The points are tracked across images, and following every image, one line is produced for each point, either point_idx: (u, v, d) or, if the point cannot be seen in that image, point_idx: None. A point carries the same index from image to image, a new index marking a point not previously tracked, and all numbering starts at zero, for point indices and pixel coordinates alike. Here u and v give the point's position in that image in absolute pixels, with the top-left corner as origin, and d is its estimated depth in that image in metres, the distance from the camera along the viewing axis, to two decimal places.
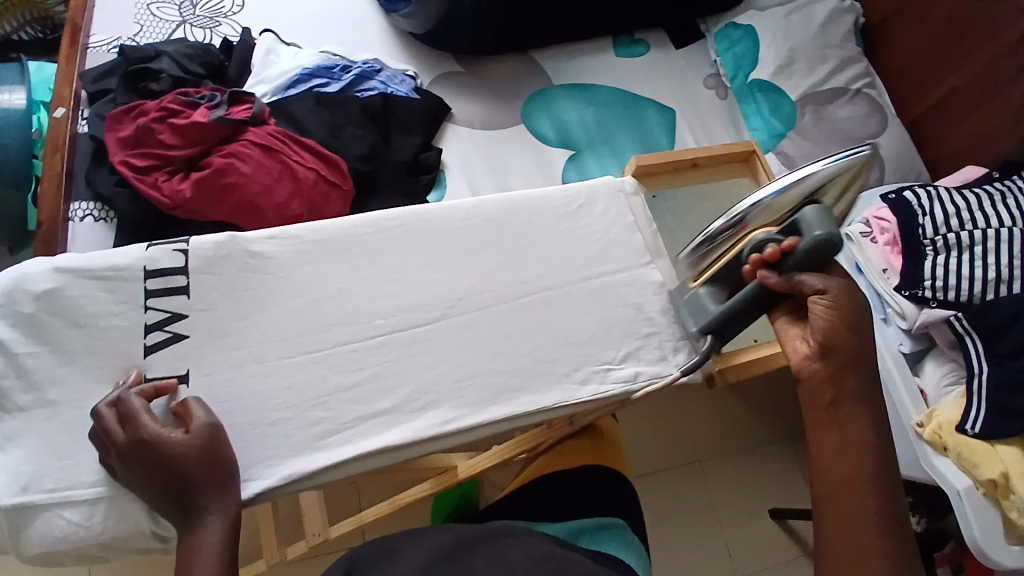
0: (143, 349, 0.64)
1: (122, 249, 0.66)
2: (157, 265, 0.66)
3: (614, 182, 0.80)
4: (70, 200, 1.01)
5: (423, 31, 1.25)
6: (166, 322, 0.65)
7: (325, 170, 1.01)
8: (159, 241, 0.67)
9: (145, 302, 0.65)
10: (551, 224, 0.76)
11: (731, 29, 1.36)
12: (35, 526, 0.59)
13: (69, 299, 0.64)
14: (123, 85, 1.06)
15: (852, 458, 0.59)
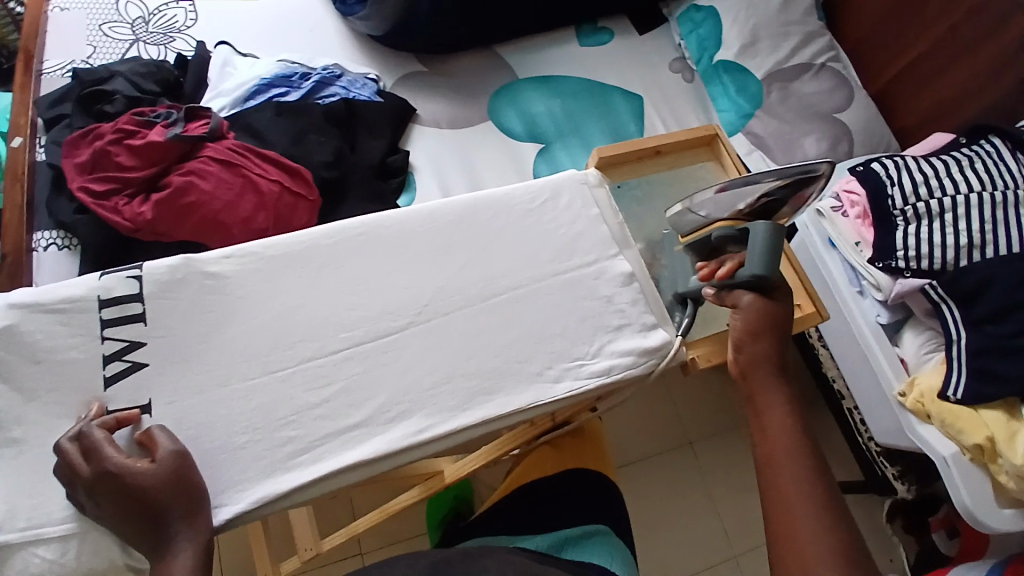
0: (103, 380, 0.62)
1: (80, 279, 0.65)
2: (111, 293, 0.64)
3: (578, 174, 0.80)
4: (32, 230, 0.98)
5: (381, 33, 1.23)
6: (124, 351, 0.63)
7: (289, 181, 0.99)
8: (112, 269, 0.65)
9: (101, 332, 0.63)
10: (516, 222, 0.76)
11: (693, 10, 1.35)
12: (12, 567, 0.57)
13: (23, 335, 0.62)
14: (78, 109, 1.03)
15: (781, 445, 0.61)
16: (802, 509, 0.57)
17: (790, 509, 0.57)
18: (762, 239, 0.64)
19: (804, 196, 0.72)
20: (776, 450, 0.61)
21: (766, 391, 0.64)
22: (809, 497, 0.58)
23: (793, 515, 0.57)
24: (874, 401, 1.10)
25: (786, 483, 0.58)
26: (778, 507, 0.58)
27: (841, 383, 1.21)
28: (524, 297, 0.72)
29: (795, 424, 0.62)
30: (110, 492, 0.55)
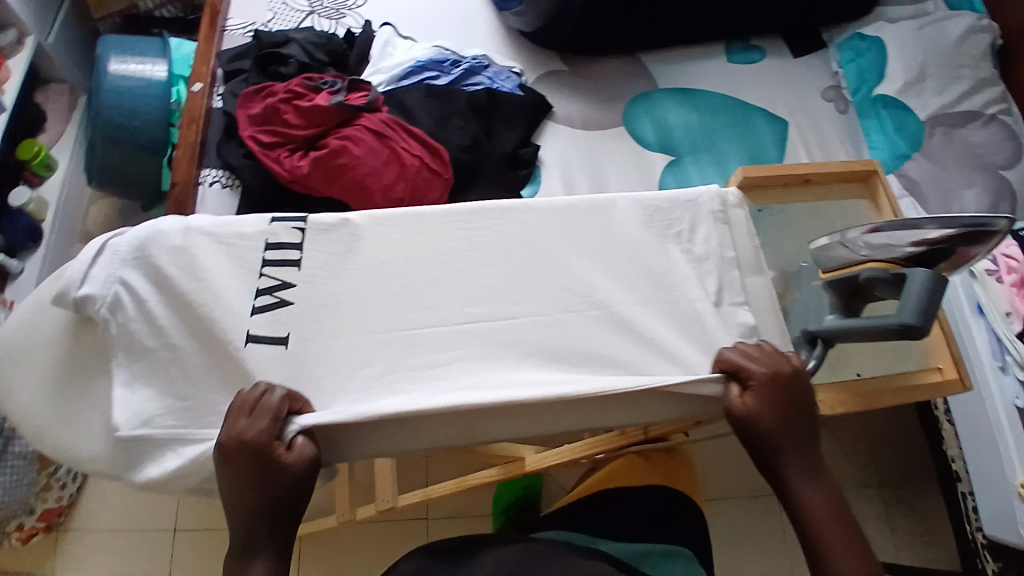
0: (251, 309, 0.70)
1: (250, 221, 0.74)
2: (276, 238, 0.73)
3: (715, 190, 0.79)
4: (202, 166, 1.09)
5: (531, 29, 1.26)
6: (275, 288, 0.71)
7: (428, 158, 1.05)
8: (281, 218, 0.75)
9: (262, 268, 0.72)
10: (640, 224, 0.77)
11: (855, 39, 1.29)
12: (154, 458, 0.65)
13: (196, 256, 0.71)
14: (256, 67, 1.15)
15: (795, 468, 0.60)
16: (829, 525, 0.56)
17: (829, 534, 0.56)
18: (919, 290, 0.62)
19: (970, 253, 0.68)
20: (792, 471, 0.59)
21: (765, 413, 0.61)
22: (839, 519, 0.57)
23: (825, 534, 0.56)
24: (992, 489, 0.99)
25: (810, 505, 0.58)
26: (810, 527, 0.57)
27: (960, 465, 1.09)
28: (642, 299, 0.73)
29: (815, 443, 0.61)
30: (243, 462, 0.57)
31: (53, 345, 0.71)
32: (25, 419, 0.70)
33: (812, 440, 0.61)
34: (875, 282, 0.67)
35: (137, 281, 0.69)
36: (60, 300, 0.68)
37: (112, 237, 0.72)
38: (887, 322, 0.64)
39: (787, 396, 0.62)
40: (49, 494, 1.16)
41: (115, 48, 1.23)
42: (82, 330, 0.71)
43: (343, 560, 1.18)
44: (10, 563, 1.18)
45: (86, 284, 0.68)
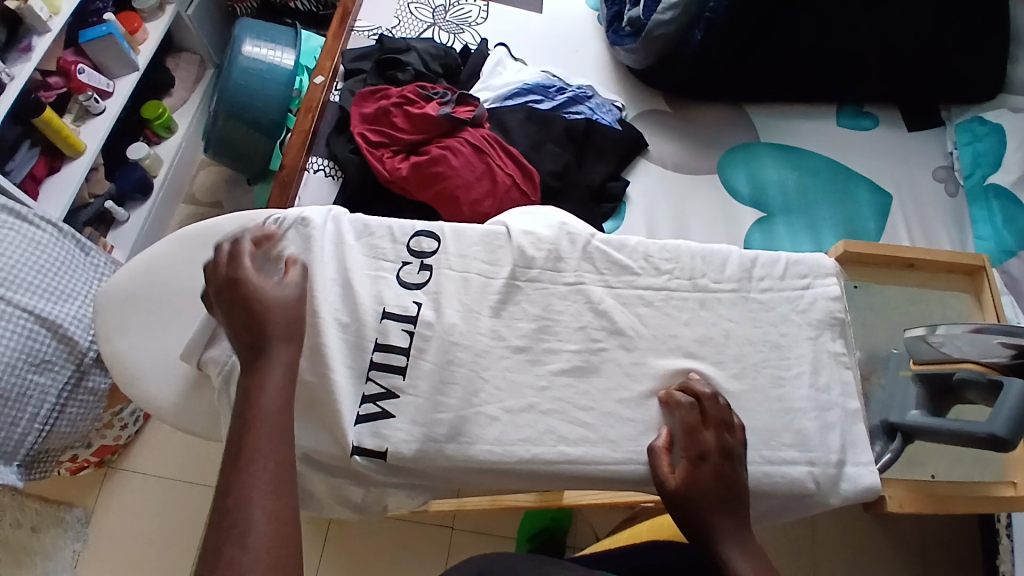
0: (355, 417, 0.63)
1: (364, 301, 0.66)
2: (385, 339, 0.65)
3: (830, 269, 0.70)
4: (310, 155, 1.16)
5: (640, 66, 1.28)
6: (379, 397, 0.64)
7: (520, 179, 1.08)
8: (392, 314, 0.66)
9: (368, 372, 0.64)
10: (765, 309, 0.68)
11: (976, 122, 1.24)
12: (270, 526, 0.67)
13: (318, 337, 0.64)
14: (375, 70, 1.22)
15: (724, 530, 0.55)
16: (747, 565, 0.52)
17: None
18: (1015, 403, 0.59)
19: None
20: (717, 522, 0.55)
21: (697, 467, 0.58)
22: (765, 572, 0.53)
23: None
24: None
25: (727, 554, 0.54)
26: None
27: None
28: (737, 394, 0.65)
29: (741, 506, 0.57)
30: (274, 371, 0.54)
31: (163, 302, 0.74)
32: (119, 357, 0.73)
33: (734, 495, 0.57)
34: (967, 383, 0.65)
35: None
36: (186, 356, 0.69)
37: None
38: (972, 430, 0.61)
39: (716, 450, 0.59)
40: (108, 433, 1.23)
41: (252, 32, 1.34)
42: (191, 302, 0.74)
43: (367, 548, 1.22)
44: (53, 488, 1.28)
45: (210, 347, 0.68)
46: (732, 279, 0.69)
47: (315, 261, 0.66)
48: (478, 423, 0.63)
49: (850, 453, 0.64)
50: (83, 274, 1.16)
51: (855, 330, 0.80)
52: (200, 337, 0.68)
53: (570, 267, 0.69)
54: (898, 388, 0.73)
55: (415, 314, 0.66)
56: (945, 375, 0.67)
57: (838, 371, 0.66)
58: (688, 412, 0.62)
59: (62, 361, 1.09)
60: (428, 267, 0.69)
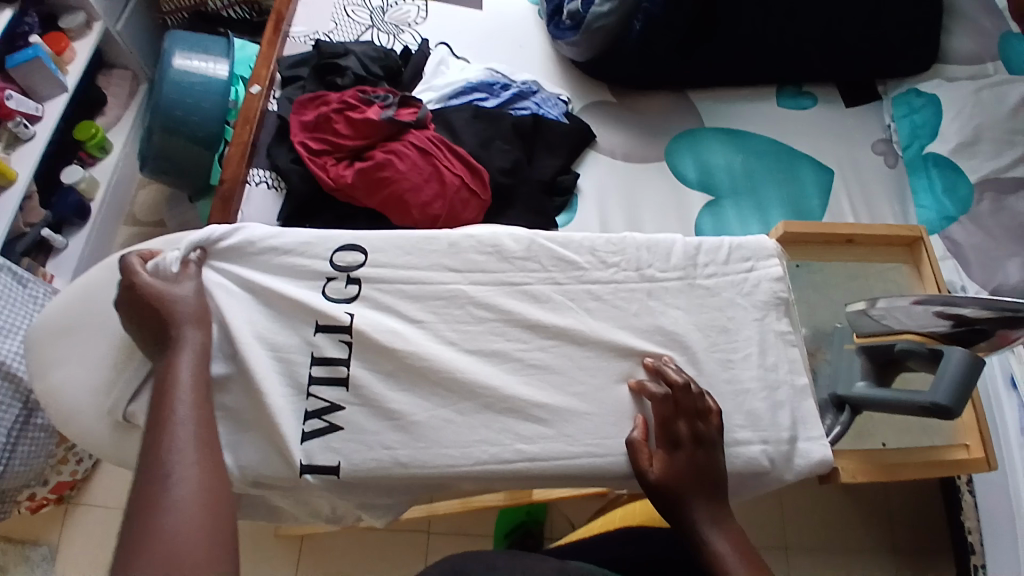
0: (302, 435, 0.62)
1: (297, 316, 0.65)
2: (322, 352, 0.64)
3: (770, 249, 0.71)
4: (251, 167, 1.13)
5: (583, 59, 1.28)
6: (325, 411, 0.62)
7: (468, 178, 1.07)
8: (326, 326, 0.64)
9: (309, 387, 0.63)
10: (712, 294, 0.68)
11: (912, 95, 1.28)
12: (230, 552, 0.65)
13: (254, 361, 0.62)
14: (314, 76, 1.19)
15: (704, 515, 0.57)
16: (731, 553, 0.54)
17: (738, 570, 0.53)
18: (958, 370, 0.61)
19: (1013, 336, 0.66)
20: (699, 514, 0.57)
21: (672, 459, 0.60)
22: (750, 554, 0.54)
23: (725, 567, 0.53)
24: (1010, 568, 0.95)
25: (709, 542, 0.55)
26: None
27: (976, 538, 1.04)
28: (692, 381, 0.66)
29: (719, 490, 0.59)
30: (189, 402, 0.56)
31: (93, 336, 0.70)
32: (54, 396, 0.69)
33: (712, 481, 0.59)
34: (911, 353, 0.66)
35: None
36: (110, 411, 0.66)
37: None
38: (921, 401, 0.62)
39: (695, 437, 0.60)
40: (64, 468, 1.17)
41: (183, 43, 1.29)
42: (119, 336, 0.69)
43: (344, 561, 1.19)
44: (17, 527, 1.22)
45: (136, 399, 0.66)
46: (677, 267, 0.69)
47: (233, 284, 0.65)
48: (434, 431, 0.62)
49: (802, 429, 0.65)
50: (22, 308, 1.11)
51: (800, 307, 0.82)
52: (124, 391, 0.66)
53: (517, 265, 0.68)
54: (845, 361, 0.75)
55: (350, 324, 0.64)
56: (891, 347, 0.68)
57: (785, 351, 0.68)
58: (664, 398, 0.62)
59: (9, 399, 1.05)
60: (356, 279, 0.67)
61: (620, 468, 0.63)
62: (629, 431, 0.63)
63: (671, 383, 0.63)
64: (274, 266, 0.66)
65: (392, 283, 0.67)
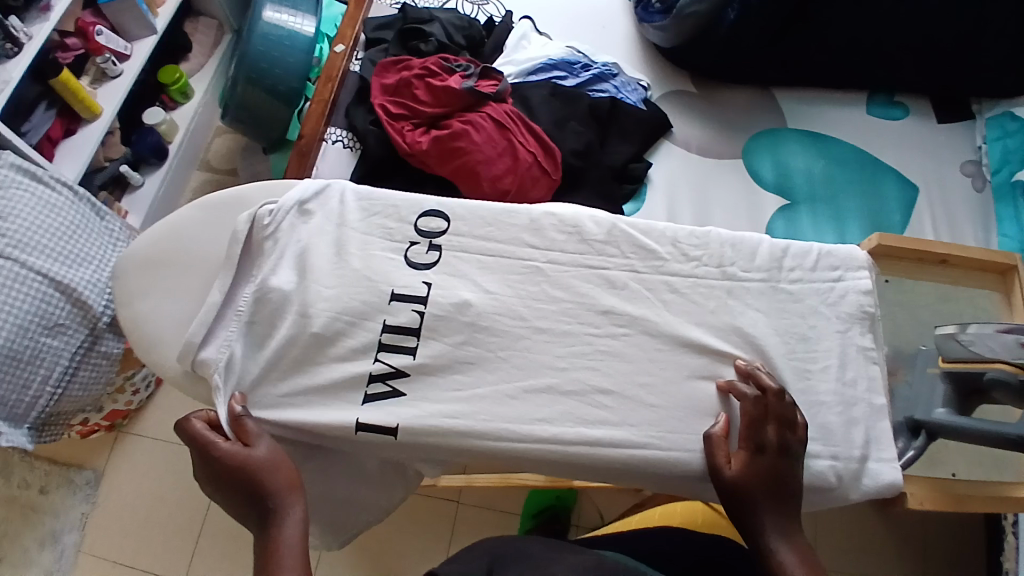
0: (363, 397, 0.63)
1: (377, 275, 0.66)
2: (394, 319, 0.64)
3: (859, 266, 0.68)
4: (329, 125, 1.15)
5: (668, 45, 1.25)
6: (389, 374, 0.63)
7: (541, 157, 1.06)
8: (400, 294, 0.65)
9: (377, 351, 0.64)
10: (794, 301, 0.66)
11: (1007, 118, 1.20)
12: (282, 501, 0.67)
13: (329, 317, 0.63)
14: (398, 40, 1.20)
15: (773, 526, 0.57)
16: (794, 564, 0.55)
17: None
18: None
19: None
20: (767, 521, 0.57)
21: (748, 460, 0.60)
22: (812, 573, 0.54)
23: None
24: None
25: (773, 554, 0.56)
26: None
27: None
28: None
29: (782, 496, 0.59)
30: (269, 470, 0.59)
31: (183, 271, 0.72)
32: (138, 322, 0.72)
33: (788, 492, 0.58)
34: (1000, 382, 0.64)
35: (264, 340, 0.64)
36: (181, 357, 0.65)
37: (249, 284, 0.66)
38: None
39: (779, 445, 0.59)
40: (119, 397, 1.23)
41: None
42: (207, 282, 0.72)
43: (375, 519, 1.23)
44: (65, 451, 1.30)
45: (206, 345, 0.65)
46: (761, 268, 0.67)
47: (314, 242, 0.66)
48: (496, 403, 0.63)
49: (873, 449, 0.63)
50: (99, 240, 1.16)
51: (883, 325, 0.79)
52: (195, 336, 0.65)
53: (595, 248, 0.68)
54: (925, 385, 0.72)
55: (425, 295, 0.65)
56: (978, 374, 0.66)
57: (864, 367, 0.65)
58: (755, 399, 0.61)
59: (76, 325, 1.09)
60: (437, 246, 0.67)
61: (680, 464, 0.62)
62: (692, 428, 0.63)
63: (761, 386, 0.61)
64: (359, 228, 0.67)
65: (470, 252, 0.67)
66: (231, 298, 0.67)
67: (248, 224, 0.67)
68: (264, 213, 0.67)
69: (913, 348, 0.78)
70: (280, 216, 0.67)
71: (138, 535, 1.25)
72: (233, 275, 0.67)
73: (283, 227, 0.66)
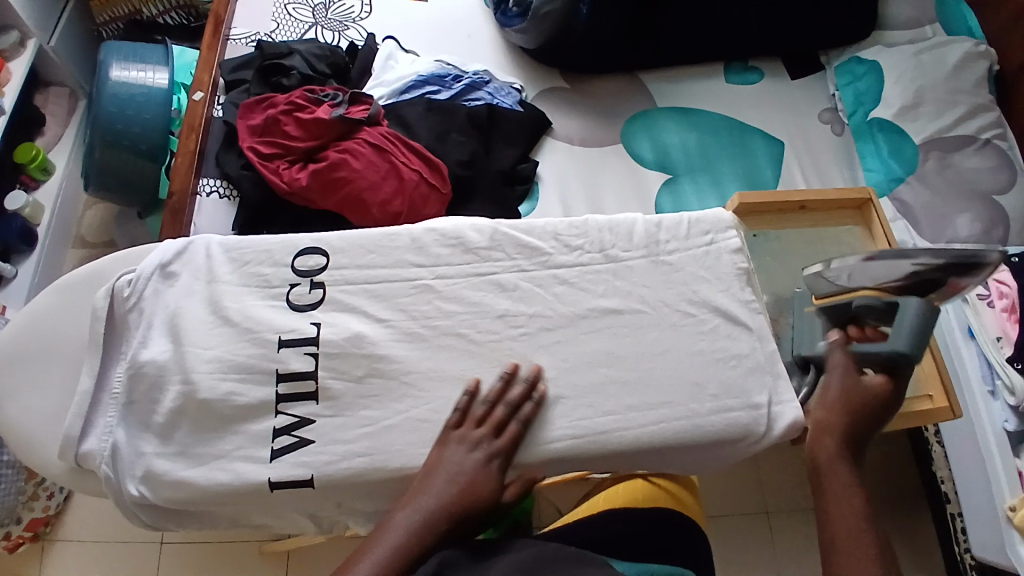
0: (270, 452, 0.59)
1: (259, 326, 0.62)
2: (287, 367, 0.61)
3: (725, 224, 0.71)
4: (200, 177, 1.09)
5: (533, 46, 1.28)
6: (293, 426, 0.60)
7: (427, 174, 1.06)
8: (290, 339, 0.62)
9: (276, 404, 0.60)
10: (675, 271, 0.69)
11: (853, 63, 1.31)
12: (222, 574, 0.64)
13: (213, 379, 0.60)
14: (258, 78, 1.16)
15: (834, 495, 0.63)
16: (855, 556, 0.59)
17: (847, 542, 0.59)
18: (912, 319, 0.65)
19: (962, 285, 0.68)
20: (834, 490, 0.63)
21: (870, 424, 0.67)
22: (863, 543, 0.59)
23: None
24: (978, 502, 1.01)
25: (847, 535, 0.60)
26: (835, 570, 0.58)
27: (949, 487, 1.10)
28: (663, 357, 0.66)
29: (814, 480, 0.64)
30: (471, 475, 0.58)
31: (48, 363, 0.66)
32: (12, 430, 0.65)
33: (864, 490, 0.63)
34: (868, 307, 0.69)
35: (144, 419, 0.60)
36: (61, 454, 0.60)
37: (124, 359, 0.61)
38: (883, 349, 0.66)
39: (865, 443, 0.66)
40: (35, 504, 1.14)
41: (117, 53, 1.23)
42: (76, 368, 0.66)
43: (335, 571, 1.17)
44: None
45: (87, 437, 0.61)
46: (640, 246, 0.70)
47: (183, 306, 0.62)
48: (408, 430, 0.61)
49: (774, 394, 0.67)
50: None
51: (760, 277, 0.84)
52: (71, 429, 0.60)
53: (481, 256, 0.68)
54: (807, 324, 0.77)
55: (315, 335, 0.63)
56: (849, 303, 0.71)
57: (755, 318, 0.68)
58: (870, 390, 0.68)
59: None
60: (320, 284, 0.65)
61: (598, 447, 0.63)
62: (604, 412, 0.64)
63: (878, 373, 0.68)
64: (232, 280, 0.64)
65: (355, 282, 0.65)
66: (103, 381, 0.62)
67: (108, 299, 0.62)
68: (123, 285, 0.63)
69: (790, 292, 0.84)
70: (141, 283, 0.62)
71: None
72: (102, 356, 0.62)
73: (145, 295, 0.62)
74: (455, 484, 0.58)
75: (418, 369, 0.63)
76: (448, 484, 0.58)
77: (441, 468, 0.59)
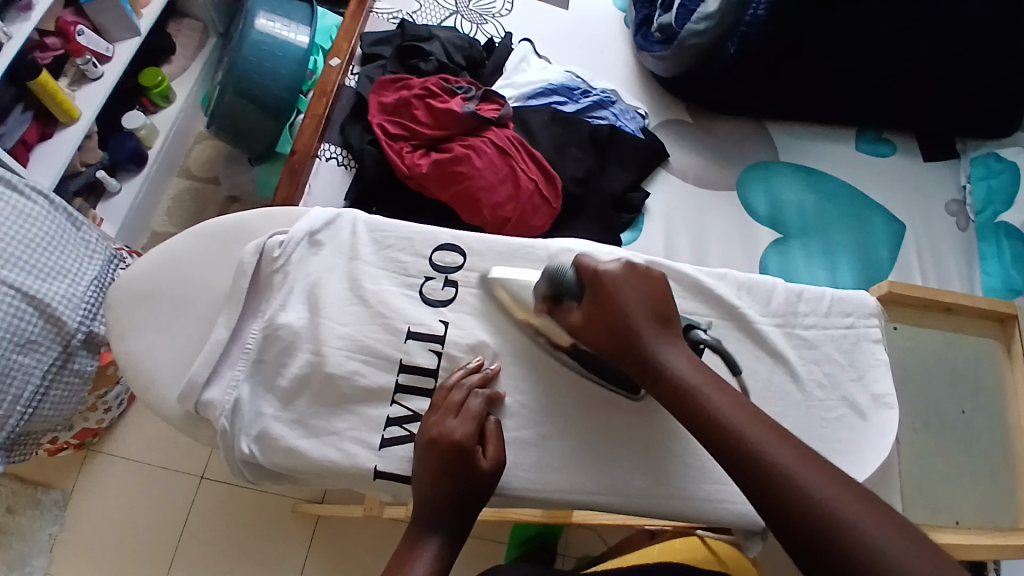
0: (380, 441, 0.60)
1: (390, 315, 0.64)
2: (411, 360, 0.63)
3: (867, 314, 0.70)
4: (323, 141, 1.12)
5: (667, 75, 1.25)
6: (405, 419, 0.61)
7: (543, 185, 1.05)
8: (418, 334, 0.64)
9: (394, 394, 0.62)
10: (810, 351, 0.67)
11: (991, 158, 1.25)
12: None
13: (338, 359, 0.61)
14: (396, 57, 1.18)
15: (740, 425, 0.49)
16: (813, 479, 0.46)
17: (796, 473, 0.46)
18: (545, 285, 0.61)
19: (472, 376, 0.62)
20: (730, 411, 0.50)
21: (662, 344, 0.55)
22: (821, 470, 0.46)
23: (876, 540, 0.42)
24: None
25: (772, 456, 0.47)
26: (816, 530, 0.44)
27: None
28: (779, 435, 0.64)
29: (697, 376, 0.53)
30: (446, 459, 0.56)
31: (176, 302, 0.68)
32: (129, 357, 0.67)
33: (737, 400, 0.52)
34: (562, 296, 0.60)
35: (262, 384, 0.62)
36: (182, 398, 0.62)
37: (260, 320, 0.64)
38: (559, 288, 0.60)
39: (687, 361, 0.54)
40: (91, 415, 1.17)
41: (266, 4, 1.27)
42: (201, 314, 0.68)
43: (353, 545, 1.20)
44: (34, 470, 1.22)
45: (210, 387, 0.62)
46: (776, 313, 0.68)
47: (324, 277, 0.64)
48: (516, 448, 0.62)
49: None
50: (76, 251, 1.06)
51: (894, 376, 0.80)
52: (198, 376, 0.62)
53: None
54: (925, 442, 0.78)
55: (442, 334, 0.64)
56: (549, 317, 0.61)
57: (880, 414, 0.66)
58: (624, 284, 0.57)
59: (49, 341, 1.00)
60: (454, 283, 0.66)
61: (661, 451, 0.63)
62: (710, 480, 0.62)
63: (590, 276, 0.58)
64: (372, 263, 0.66)
65: (487, 289, 0.66)
66: (237, 334, 0.64)
67: (255, 256, 0.65)
68: (272, 245, 0.65)
69: (922, 400, 0.80)
70: (289, 248, 0.65)
71: (109, 565, 1.18)
72: (240, 310, 0.65)
73: (292, 260, 0.65)
74: (440, 476, 0.55)
75: (532, 389, 0.64)
76: (436, 482, 0.55)
77: (441, 472, 0.55)
